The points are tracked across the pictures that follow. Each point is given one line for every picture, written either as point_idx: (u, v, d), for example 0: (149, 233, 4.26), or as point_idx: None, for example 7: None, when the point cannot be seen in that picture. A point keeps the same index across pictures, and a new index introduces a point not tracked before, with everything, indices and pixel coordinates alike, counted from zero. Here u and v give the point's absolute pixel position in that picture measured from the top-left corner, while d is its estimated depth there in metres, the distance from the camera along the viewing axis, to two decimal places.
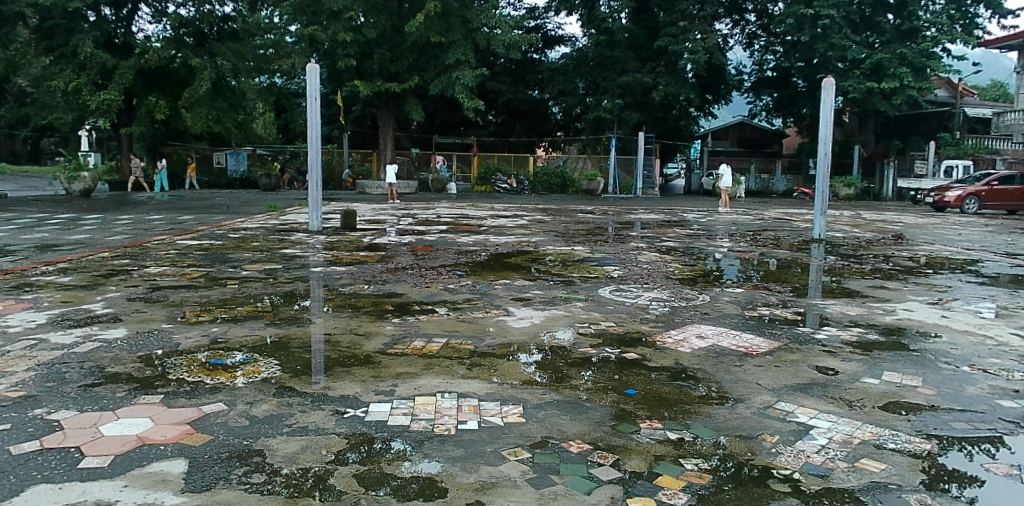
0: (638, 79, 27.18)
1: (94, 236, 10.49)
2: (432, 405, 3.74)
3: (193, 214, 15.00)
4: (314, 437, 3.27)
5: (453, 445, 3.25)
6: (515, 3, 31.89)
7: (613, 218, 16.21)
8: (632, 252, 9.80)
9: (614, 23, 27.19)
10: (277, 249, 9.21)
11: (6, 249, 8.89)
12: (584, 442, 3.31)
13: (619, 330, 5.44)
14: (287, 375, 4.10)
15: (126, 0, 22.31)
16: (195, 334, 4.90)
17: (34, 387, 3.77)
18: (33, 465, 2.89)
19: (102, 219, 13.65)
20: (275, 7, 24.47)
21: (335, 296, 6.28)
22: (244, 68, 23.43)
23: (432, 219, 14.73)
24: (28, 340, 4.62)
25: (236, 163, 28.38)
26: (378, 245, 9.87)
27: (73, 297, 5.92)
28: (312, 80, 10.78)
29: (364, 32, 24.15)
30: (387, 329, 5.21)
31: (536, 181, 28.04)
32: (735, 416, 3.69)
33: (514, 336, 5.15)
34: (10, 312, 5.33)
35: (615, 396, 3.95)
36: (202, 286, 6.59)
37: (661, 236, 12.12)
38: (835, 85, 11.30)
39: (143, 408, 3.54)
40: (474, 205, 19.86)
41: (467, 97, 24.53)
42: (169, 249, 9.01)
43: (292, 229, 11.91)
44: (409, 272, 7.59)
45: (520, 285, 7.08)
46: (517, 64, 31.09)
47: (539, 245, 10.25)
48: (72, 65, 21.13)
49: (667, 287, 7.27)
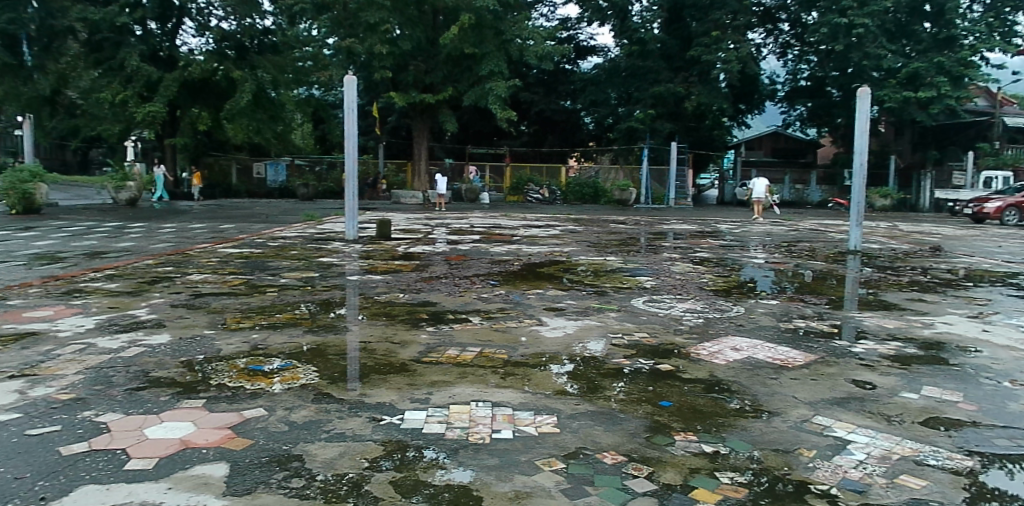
0: (670, 89, 27.06)
1: (140, 244, 10.77)
2: (467, 413, 3.77)
3: (233, 223, 15.30)
4: (351, 444, 3.32)
5: (488, 454, 3.27)
6: (548, 13, 31.97)
7: (645, 228, 16.08)
8: (666, 263, 9.72)
9: (646, 33, 27.14)
10: (314, 257, 9.34)
11: (57, 255, 9.17)
12: (619, 454, 3.30)
13: (653, 341, 5.40)
14: (325, 382, 4.16)
15: (170, 15, 22.95)
16: (236, 341, 4.99)
17: (83, 390, 3.89)
18: (83, 466, 2.98)
19: (145, 227, 13.90)
20: (313, 20, 24.94)
21: (371, 304, 6.35)
22: (283, 80, 23.89)
23: (466, 228, 14.78)
24: (77, 345, 4.76)
25: (275, 173, 29.08)
26: (412, 253, 9.97)
27: (120, 302, 6.08)
28: (349, 91, 10.83)
29: (400, 44, 24.48)
30: (422, 338, 5.24)
31: (568, 191, 28.01)
32: (771, 430, 3.65)
33: (546, 346, 5.17)
34: (61, 318, 5.50)
35: (650, 408, 3.93)
36: (244, 293, 6.70)
37: (694, 247, 12.04)
38: (871, 93, 11.06)
39: (187, 412, 3.62)
40: (507, 215, 19.86)
41: (500, 108, 24.57)
42: (212, 257, 9.21)
43: (330, 238, 12.07)
44: (443, 282, 7.63)
45: (552, 295, 7.07)
46: (550, 74, 31.21)
47: (571, 255, 10.26)
48: (120, 78, 21.72)
49: (701, 298, 7.21)
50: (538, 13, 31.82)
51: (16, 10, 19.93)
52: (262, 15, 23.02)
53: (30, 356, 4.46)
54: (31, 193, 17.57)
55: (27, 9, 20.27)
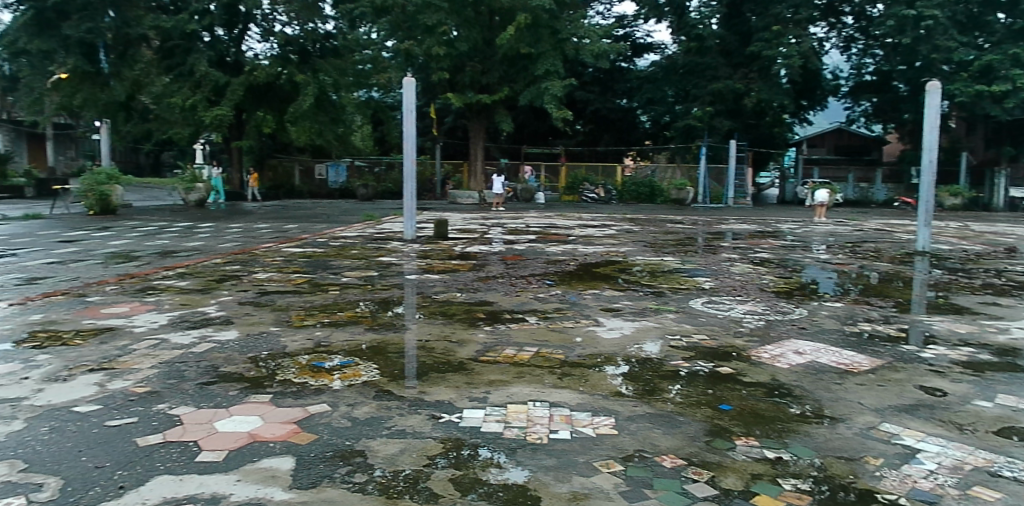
0: (730, 87, 26.48)
1: (208, 243, 11.15)
2: (525, 413, 3.77)
3: (296, 223, 15.72)
4: (412, 441, 3.36)
5: (546, 454, 3.27)
6: (604, 11, 31.79)
7: (704, 228, 15.78)
8: (724, 264, 9.53)
9: (704, 29, 26.63)
10: (374, 257, 9.51)
11: (132, 254, 9.60)
12: (678, 458, 3.26)
13: (712, 344, 5.30)
14: (385, 379, 4.24)
15: (237, 21, 23.66)
16: (301, 337, 5.13)
17: (157, 384, 4.05)
18: (157, 457, 3.10)
19: (213, 227, 14.35)
20: (373, 23, 25.36)
21: (429, 303, 6.43)
22: (345, 82, 24.44)
23: (522, 228, 14.79)
24: (151, 340, 4.98)
25: (336, 175, 29.66)
26: (469, 253, 10.03)
27: (190, 300, 6.31)
28: (407, 93, 10.99)
29: (457, 46, 24.69)
30: (479, 337, 5.28)
31: (624, 190, 27.77)
32: (835, 436, 3.54)
33: (603, 347, 5.13)
34: (136, 314, 5.75)
35: (709, 411, 3.86)
36: (307, 291, 6.88)
37: (754, 247, 11.78)
38: (941, 88, 10.60)
39: (254, 407, 3.73)
40: (562, 215, 19.78)
41: (556, 107, 24.50)
42: (276, 256, 9.49)
43: (389, 238, 12.27)
44: (499, 282, 7.65)
45: (609, 296, 7.02)
46: (605, 72, 30.95)
47: (628, 255, 10.16)
48: (189, 83, 22.53)
49: (761, 300, 7.05)
50: (595, 11, 31.63)
51: (95, 19, 20.86)
52: (324, 20, 23.62)
53: (108, 350, 4.68)
54: (107, 196, 18.41)
55: (105, 18, 21.30)
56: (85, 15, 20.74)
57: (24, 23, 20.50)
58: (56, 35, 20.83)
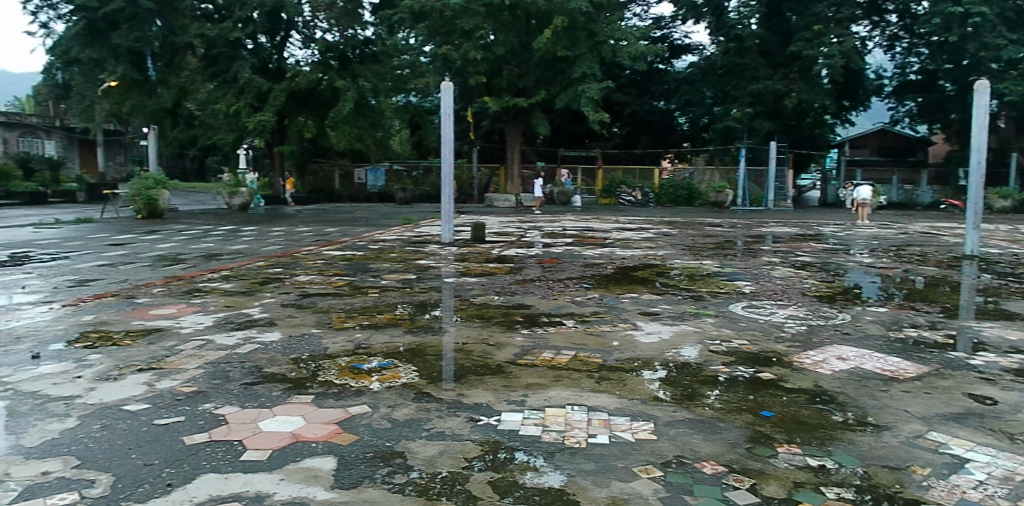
0: (770, 87, 26.05)
1: (252, 246, 11.37)
2: (563, 416, 3.76)
3: (336, 226, 15.95)
4: (451, 443, 3.38)
5: (585, 458, 3.25)
6: (641, 13, 31.56)
7: (743, 231, 15.56)
8: (764, 268, 9.37)
9: (743, 29, 26.28)
10: (412, 260, 9.59)
11: (179, 257, 9.84)
12: (719, 464, 3.21)
13: (753, 349, 5.22)
14: (424, 382, 4.27)
15: (279, 28, 24.09)
16: (341, 339, 5.20)
17: (204, 383, 4.15)
18: (203, 456, 3.18)
19: (256, 231, 14.64)
20: (411, 28, 25.59)
21: (466, 306, 6.46)
22: (383, 88, 24.76)
23: (559, 231, 14.76)
24: (198, 340, 5.10)
25: (375, 179, 30.05)
26: (506, 256, 10.05)
27: (235, 302, 6.44)
28: (445, 97, 11.06)
29: (493, 50, 24.80)
30: (517, 340, 5.28)
31: (661, 193, 27.55)
32: (881, 445, 3.45)
33: (641, 351, 5.09)
34: (183, 315, 5.89)
35: (750, 417, 3.80)
36: (347, 294, 6.97)
37: (796, 251, 11.57)
38: (990, 87, 10.28)
39: (297, 407, 3.79)
40: (599, 219, 19.67)
41: (593, 110, 24.39)
42: (317, 259, 9.63)
43: (426, 241, 12.36)
44: (536, 285, 7.64)
45: (647, 299, 6.96)
46: (642, 74, 30.73)
47: (666, 259, 10.07)
48: (233, 90, 23.04)
49: (803, 304, 6.92)
50: (631, 13, 31.43)
51: (143, 28, 21.58)
52: (363, 26, 23.96)
53: (156, 350, 4.80)
54: (154, 200, 18.88)
55: (152, 27, 21.95)
56: (134, 25, 21.51)
57: (76, 33, 21.22)
58: (106, 45, 21.55)
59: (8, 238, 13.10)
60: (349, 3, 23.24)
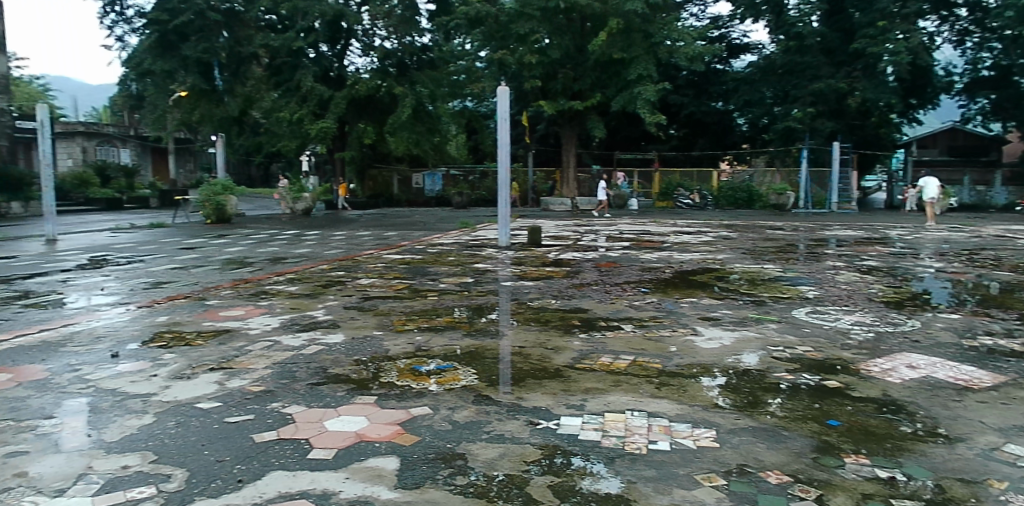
0: (832, 85, 25.30)
1: (315, 250, 11.66)
2: (622, 422, 3.73)
3: (395, 230, 16.23)
4: (510, 445, 3.40)
5: (645, 464, 3.22)
6: (698, 13, 31.13)
7: (806, 235, 15.15)
8: (828, 272, 9.12)
9: (804, 27, 25.64)
10: (470, 264, 9.67)
11: (246, 260, 10.18)
12: (784, 474, 3.13)
13: (818, 356, 5.07)
14: (483, 384, 4.30)
15: (339, 37, 24.65)
16: (402, 341, 5.28)
17: (272, 383, 4.27)
18: (272, 453, 3.27)
19: (319, 235, 15.00)
20: (468, 34, 25.85)
21: (524, 309, 6.48)
22: (440, 93, 25.15)
23: (616, 235, 14.65)
24: (265, 341, 5.25)
25: (432, 183, 30.45)
26: (563, 260, 10.03)
27: (300, 304, 6.63)
28: (501, 101, 11.14)
29: (549, 53, 24.91)
30: (575, 344, 5.26)
31: (720, 195, 27.06)
32: (954, 457, 3.31)
33: (701, 356, 5.01)
34: (251, 317, 6.08)
35: (816, 426, 3.70)
36: (407, 297, 7.07)
37: (862, 254, 11.21)
38: None
39: (361, 407, 3.87)
40: (656, 222, 19.42)
41: (649, 112, 24.13)
42: (377, 262, 9.81)
43: (483, 245, 12.44)
44: (594, 289, 7.61)
45: (707, 304, 6.85)
46: (700, 75, 30.35)
47: (725, 263, 9.89)
48: (296, 98, 23.69)
49: (870, 310, 6.70)
50: (688, 13, 31.05)
51: (210, 39, 22.56)
52: (421, 32, 24.33)
53: (227, 350, 4.97)
54: (222, 205, 19.59)
55: (219, 38, 22.86)
56: (203, 36, 22.42)
57: (149, 45, 22.16)
58: (176, 56, 22.48)
59: (89, 242, 13.79)
60: (407, 11, 23.76)
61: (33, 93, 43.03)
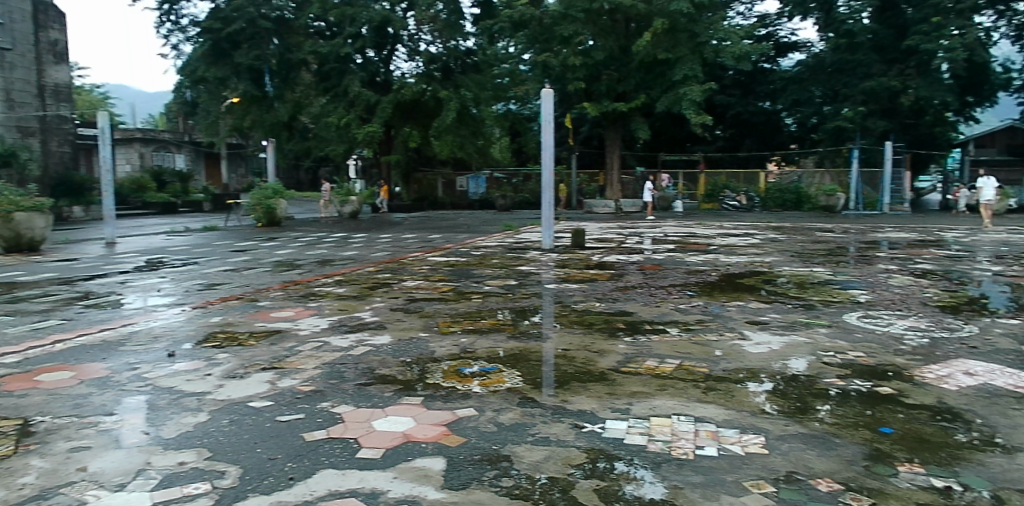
0: (884, 83, 24.63)
1: (361, 253, 11.86)
2: (669, 427, 3.69)
3: (439, 233, 16.39)
4: (556, 448, 3.40)
5: (692, 470, 3.19)
6: (744, 11, 30.67)
7: (857, 237, 14.77)
8: (881, 275, 8.88)
9: (855, 24, 24.91)
10: (514, 266, 9.70)
11: (295, 263, 10.40)
12: (835, 482, 3.07)
13: (870, 361, 4.94)
14: (528, 387, 4.31)
15: (386, 42, 24.97)
16: (447, 343, 5.32)
17: (321, 383, 4.36)
18: (322, 452, 3.34)
19: (365, 237, 15.21)
20: (511, 37, 25.94)
21: (568, 312, 6.47)
22: (484, 97, 25.19)
23: (660, 237, 14.52)
24: (314, 342, 5.35)
25: (476, 186, 30.78)
26: (607, 263, 9.98)
27: (347, 305, 6.75)
28: (546, 104, 11.16)
29: (593, 54, 24.86)
30: (620, 348, 5.23)
31: (768, 196, 26.65)
32: (1015, 468, 3.19)
33: (749, 361, 4.93)
34: (300, 318, 6.21)
35: (868, 434, 3.60)
36: (452, 299, 7.13)
37: (915, 257, 10.89)
38: None
39: (407, 408, 3.92)
40: (702, 224, 19.14)
41: (694, 112, 23.81)
42: (422, 265, 9.92)
43: (526, 247, 12.45)
44: (639, 292, 7.55)
45: (755, 308, 6.74)
46: (747, 75, 30.00)
47: (773, 265, 9.72)
48: (343, 103, 24.11)
49: (925, 315, 6.50)
50: (735, 12, 30.54)
51: (261, 46, 23.13)
52: (465, 36, 24.53)
53: (278, 350, 5.09)
54: (273, 209, 20.03)
55: (270, 45, 23.43)
56: (254, 44, 22.98)
57: (202, 53, 22.81)
58: (228, 64, 23.11)
59: (147, 245, 14.27)
60: (453, 15, 24.22)
61: (94, 101, 44.71)
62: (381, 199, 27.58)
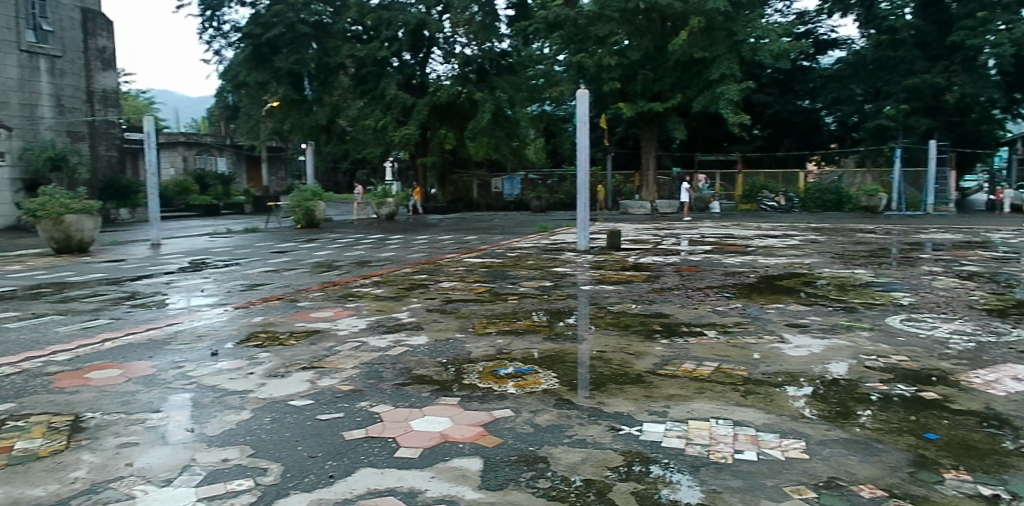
0: (927, 80, 24.03)
1: (398, 254, 11.97)
2: (707, 430, 3.66)
3: (475, 234, 16.47)
4: (593, 450, 3.39)
5: (731, 474, 3.15)
6: (783, 9, 30.22)
7: (899, 238, 14.42)
8: (925, 277, 8.66)
9: (897, 20, 24.31)
10: (549, 267, 9.69)
11: (334, 263, 10.55)
12: (878, 488, 3.01)
13: (914, 365, 4.83)
14: (563, 388, 4.31)
15: (422, 45, 25.13)
16: (483, 344, 5.35)
17: (360, 382, 4.42)
18: (361, 450, 3.38)
19: (401, 239, 15.35)
20: (546, 38, 25.95)
21: (604, 313, 6.46)
22: (519, 98, 25.20)
23: (697, 238, 14.38)
24: (353, 342, 5.43)
25: (511, 187, 30.83)
26: (643, 264, 9.92)
27: (385, 306, 6.83)
28: (581, 105, 11.14)
29: (628, 54, 24.76)
30: (656, 350, 5.20)
31: (808, 197, 25.89)
32: None
33: (789, 364, 4.86)
34: (339, 318, 6.30)
35: (912, 439, 3.53)
36: (488, 300, 7.16)
37: (960, 259, 10.60)
38: None
39: (444, 408, 3.95)
40: (740, 225, 18.90)
41: (732, 112, 23.52)
42: (458, 266, 9.98)
43: (561, 248, 12.43)
44: (675, 293, 7.49)
45: (794, 310, 6.63)
46: (785, 74, 29.63)
47: (813, 267, 9.56)
48: (380, 106, 24.37)
49: (971, 318, 6.32)
50: (773, 9, 30.15)
51: (300, 51, 23.52)
52: (500, 38, 24.62)
53: (318, 350, 5.18)
54: (312, 210, 20.35)
55: (309, 50, 23.82)
56: (293, 49, 23.38)
57: (243, 59, 23.29)
58: (269, 68, 23.55)
59: (190, 246, 14.61)
60: (487, 17, 24.11)
61: (140, 106, 45.95)
62: (415, 200, 27.80)
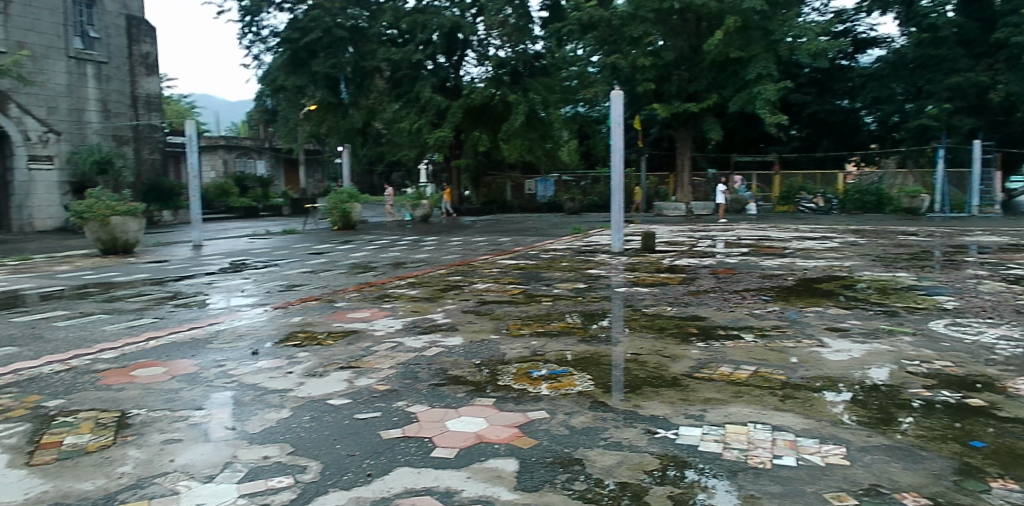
0: (971, 79, 23.42)
1: (433, 256, 12.04)
2: (745, 435, 3.62)
3: (508, 236, 16.49)
4: (629, 453, 3.38)
5: (770, 480, 3.11)
6: (821, 7, 29.71)
7: (943, 241, 14.04)
8: (970, 281, 8.42)
9: (938, 17, 23.96)
10: (584, 270, 9.67)
11: (370, 265, 10.66)
12: (921, 496, 2.94)
13: (959, 371, 4.71)
14: (598, 390, 4.30)
15: (457, 48, 25.23)
16: (518, 346, 5.36)
17: (396, 382, 4.46)
18: (398, 450, 3.42)
19: (436, 241, 15.45)
20: (579, 40, 25.90)
21: (639, 316, 6.43)
22: (553, 100, 25.21)
23: (733, 241, 14.17)
24: (389, 342, 5.49)
25: (545, 189, 30.90)
26: (678, 266, 9.83)
27: (420, 307, 6.88)
28: (615, 106, 11.11)
29: (662, 54, 24.82)
30: (692, 353, 5.16)
31: (847, 198, 25.58)
32: None
33: (829, 369, 4.78)
34: (376, 319, 6.37)
35: (957, 447, 3.44)
36: (522, 301, 7.18)
37: (1007, 262, 10.29)
38: None
39: (479, 409, 3.97)
40: (777, 227, 18.64)
41: (769, 112, 23.20)
42: (492, 267, 10.01)
43: (595, 251, 12.37)
44: (712, 296, 7.42)
45: (834, 314, 6.51)
46: (824, 72, 29.14)
47: (853, 270, 9.36)
48: (415, 108, 24.55)
49: (1019, 323, 6.13)
50: (810, 8, 29.73)
51: (337, 55, 23.86)
52: (533, 40, 24.64)
53: (355, 350, 5.24)
54: (348, 212, 20.60)
55: (345, 54, 24.15)
56: (330, 53, 23.72)
57: (282, 63, 23.71)
58: (306, 72, 23.93)
59: (231, 248, 14.90)
60: (521, 19, 24.12)
61: (182, 111, 47.01)
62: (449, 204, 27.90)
